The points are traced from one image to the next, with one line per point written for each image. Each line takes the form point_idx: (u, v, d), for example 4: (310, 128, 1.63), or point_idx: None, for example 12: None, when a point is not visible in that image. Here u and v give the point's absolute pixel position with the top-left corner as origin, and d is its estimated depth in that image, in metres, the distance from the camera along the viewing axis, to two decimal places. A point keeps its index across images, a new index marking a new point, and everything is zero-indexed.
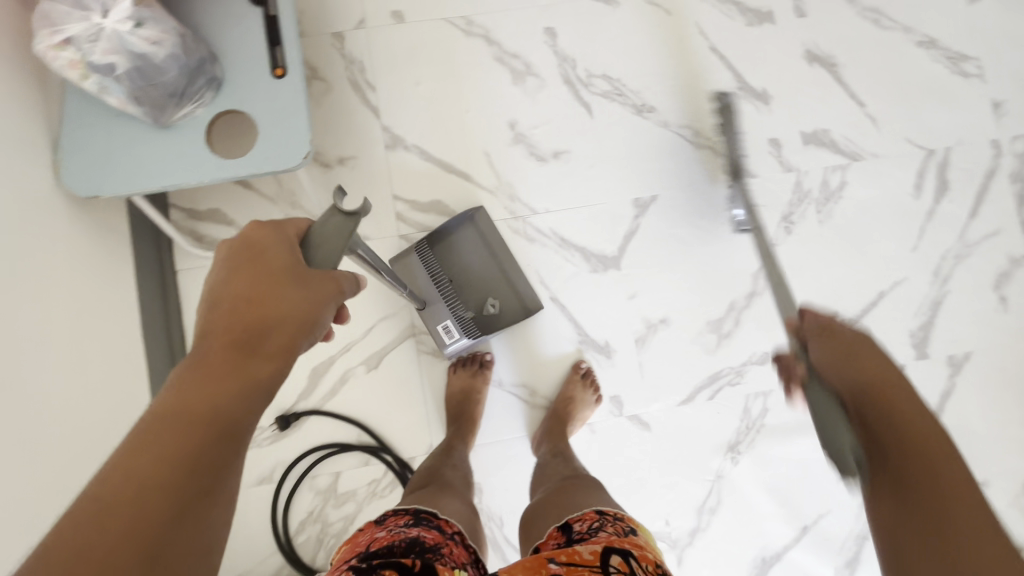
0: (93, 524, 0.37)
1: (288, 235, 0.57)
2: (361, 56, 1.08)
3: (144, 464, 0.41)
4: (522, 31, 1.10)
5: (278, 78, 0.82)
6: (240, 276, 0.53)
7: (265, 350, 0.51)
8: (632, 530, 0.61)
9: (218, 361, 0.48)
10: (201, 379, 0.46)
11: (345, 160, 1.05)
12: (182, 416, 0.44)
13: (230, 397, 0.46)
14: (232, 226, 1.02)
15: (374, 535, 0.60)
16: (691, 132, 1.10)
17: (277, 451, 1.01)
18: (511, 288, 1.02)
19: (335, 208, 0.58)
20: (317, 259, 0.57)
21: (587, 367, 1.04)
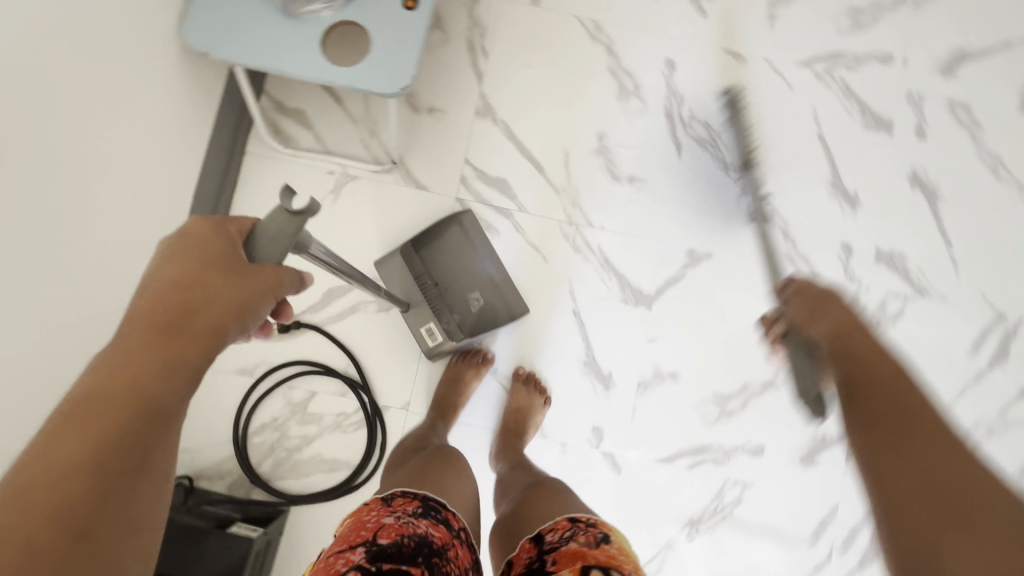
0: (7, 518, 0.33)
1: (230, 235, 0.50)
2: (486, 22, 1.10)
3: (61, 451, 0.35)
4: (644, 53, 1.10)
5: (408, 11, 0.85)
6: (171, 261, 0.46)
7: (196, 329, 0.44)
8: (604, 538, 0.60)
9: (141, 342, 0.41)
10: (119, 362, 0.40)
11: (434, 111, 1.07)
12: (100, 397, 0.38)
13: (155, 375, 0.40)
14: (310, 132, 1.06)
15: (383, 518, 0.58)
16: (768, 208, 1.08)
17: (267, 351, 1.03)
18: (497, 289, 1.00)
19: (279, 207, 0.50)
20: (262, 255, 0.51)
21: (528, 371, 1.03)
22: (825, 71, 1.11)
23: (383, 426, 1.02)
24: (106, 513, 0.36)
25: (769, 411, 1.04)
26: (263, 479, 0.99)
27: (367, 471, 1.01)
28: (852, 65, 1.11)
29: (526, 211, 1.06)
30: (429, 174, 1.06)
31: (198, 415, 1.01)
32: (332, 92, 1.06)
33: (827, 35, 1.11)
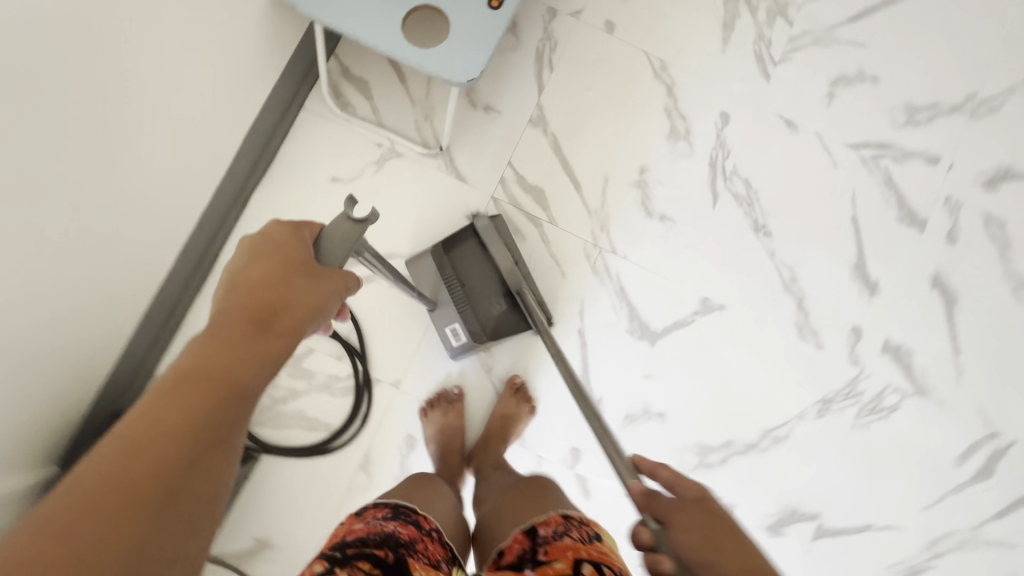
0: (123, 461, 0.38)
1: (303, 238, 0.58)
2: (559, 39, 1.13)
3: (164, 417, 0.41)
4: (702, 102, 1.13)
5: (491, 11, 0.88)
6: (255, 265, 0.54)
7: (278, 326, 0.52)
8: (596, 536, 0.64)
9: (236, 333, 0.49)
10: (216, 349, 0.47)
11: (489, 109, 1.10)
12: (198, 375, 0.45)
13: (245, 362, 0.48)
14: (368, 101, 1.09)
15: (352, 526, 0.63)
16: (788, 276, 1.09)
17: None
18: (520, 297, 0.95)
19: (344, 214, 0.58)
20: (329, 257, 0.58)
21: (520, 382, 1.03)
22: (872, 159, 1.13)
23: (369, 397, 1.03)
24: (196, 473, 0.41)
25: (747, 473, 1.04)
26: None
27: (344, 437, 1.02)
28: (899, 159, 1.13)
29: (556, 225, 1.08)
30: (471, 168, 1.09)
31: None
32: (398, 70, 1.09)
33: (881, 125, 1.13)
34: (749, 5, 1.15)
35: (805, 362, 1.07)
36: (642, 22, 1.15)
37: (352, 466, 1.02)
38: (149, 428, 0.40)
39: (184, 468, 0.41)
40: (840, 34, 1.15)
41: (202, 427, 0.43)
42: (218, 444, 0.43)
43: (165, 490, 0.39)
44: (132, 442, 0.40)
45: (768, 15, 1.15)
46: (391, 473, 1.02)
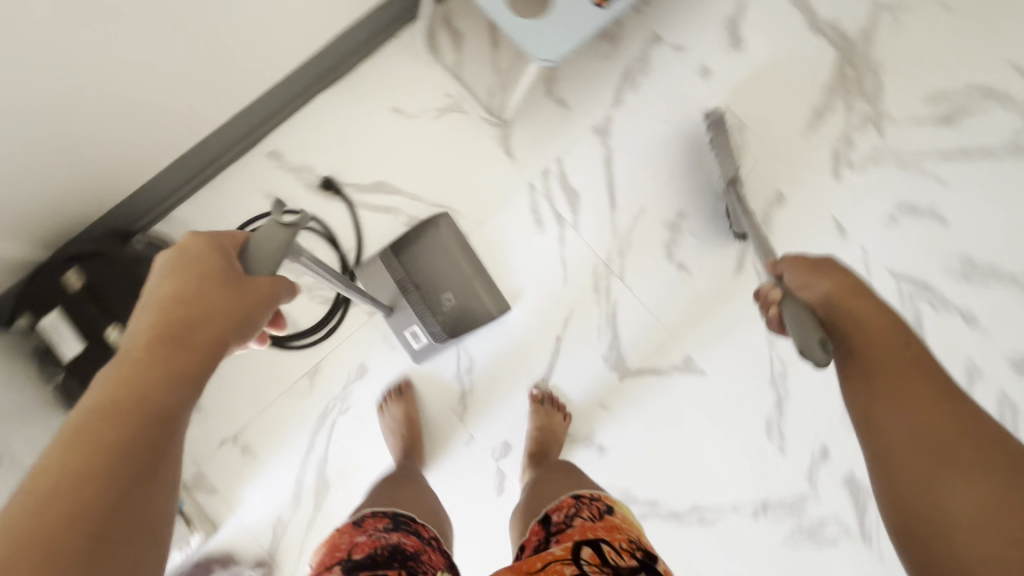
0: (33, 518, 0.39)
1: (225, 247, 0.58)
2: (653, 64, 1.14)
3: (74, 463, 0.42)
4: (764, 175, 1.12)
5: (596, 8, 0.89)
6: (164, 282, 0.53)
7: (195, 344, 0.52)
8: (608, 508, 0.69)
9: (145, 358, 0.48)
10: (123, 380, 0.47)
11: (562, 103, 1.12)
12: (106, 411, 0.45)
13: (156, 388, 0.47)
14: (455, 54, 1.12)
15: (354, 538, 0.64)
16: (780, 371, 1.06)
17: (298, 193, 1.08)
18: (470, 293, 1.03)
19: (272, 218, 0.60)
20: (257, 262, 0.59)
21: (407, 389, 1.03)
22: (909, 295, 1.09)
23: (341, 316, 1.05)
24: (119, 512, 0.42)
25: (658, 537, 1.03)
26: None
27: (303, 343, 1.05)
28: (936, 305, 1.08)
29: (577, 233, 1.09)
30: (523, 148, 1.11)
31: (211, 205, 1.07)
32: (494, 35, 1.12)
33: (931, 266, 1.09)
34: (848, 103, 1.14)
35: (761, 458, 1.04)
36: (738, 80, 1.14)
37: (300, 371, 1.05)
38: (61, 479, 0.41)
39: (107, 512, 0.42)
40: (925, 164, 1.12)
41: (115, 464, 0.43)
42: (139, 475, 0.44)
43: (88, 536, 0.40)
44: (44, 495, 0.40)
45: (862, 119, 1.13)
46: (331, 392, 1.04)
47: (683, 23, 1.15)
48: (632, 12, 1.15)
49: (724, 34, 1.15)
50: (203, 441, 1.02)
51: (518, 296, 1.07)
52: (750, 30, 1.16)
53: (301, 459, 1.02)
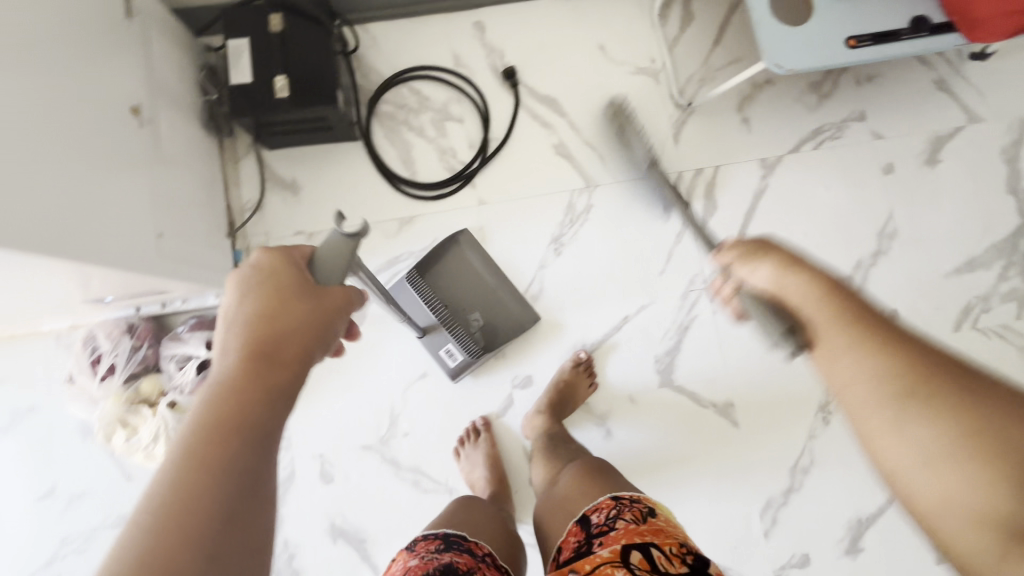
0: (150, 541, 0.40)
1: (294, 259, 0.59)
2: (845, 136, 1.13)
3: (191, 478, 0.43)
4: (890, 287, 1.09)
5: (845, 45, 0.88)
6: (250, 300, 0.55)
7: (283, 358, 0.52)
8: (649, 511, 0.67)
9: (241, 373, 0.49)
10: (222, 395, 0.48)
11: (745, 123, 1.13)
12: (215, 423, 0.46)
13: (258, 399, 0.48)
14: (678, 30, 1.14)
15: (408, 562, 0.65)
16: (805, 464, 1.03)
17: (480, 69, 1.11)
18: (493, 306, 1.03)
19: (335, 228, 0.59)
20: (324, 273, 0.59)
21: (482, 422, 1.01)
22: None
23: (455, 189, 1.08)
24: (226, 532, 0.42)
25: None
26: (373, 110, 1.09)
27: (412, 192, 1.08)
28: None
29: (695, 239, 1.09)
30: (690, 142, 1.12)
31: (403, 37, 1.12)
32: (721, 33, 1.14)
33: None
34: (1004, 270, 1.10)
35: (741, 528, 1.01)
36: (914, 193, 1.12)
37: (395, 213, 1.07)
38: (183, 491, 0.42)
39: (221, 527, 0.42)
40: None
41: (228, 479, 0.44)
42: (247, 488, 0.45)
43: (197, 556, 0.40)
44: (170, 505, 0.41)
45: (1011, 291, 1.09)
46: (409, 245, 1.07)
47: (894, 115, 1.14)
48: (853, 81, 1.15)
49: (925, 146, 1.14)
50: (284, 221, 1.05)
51: (611, 263, 1.08)
52: (951, 156, 1.14)
53: None
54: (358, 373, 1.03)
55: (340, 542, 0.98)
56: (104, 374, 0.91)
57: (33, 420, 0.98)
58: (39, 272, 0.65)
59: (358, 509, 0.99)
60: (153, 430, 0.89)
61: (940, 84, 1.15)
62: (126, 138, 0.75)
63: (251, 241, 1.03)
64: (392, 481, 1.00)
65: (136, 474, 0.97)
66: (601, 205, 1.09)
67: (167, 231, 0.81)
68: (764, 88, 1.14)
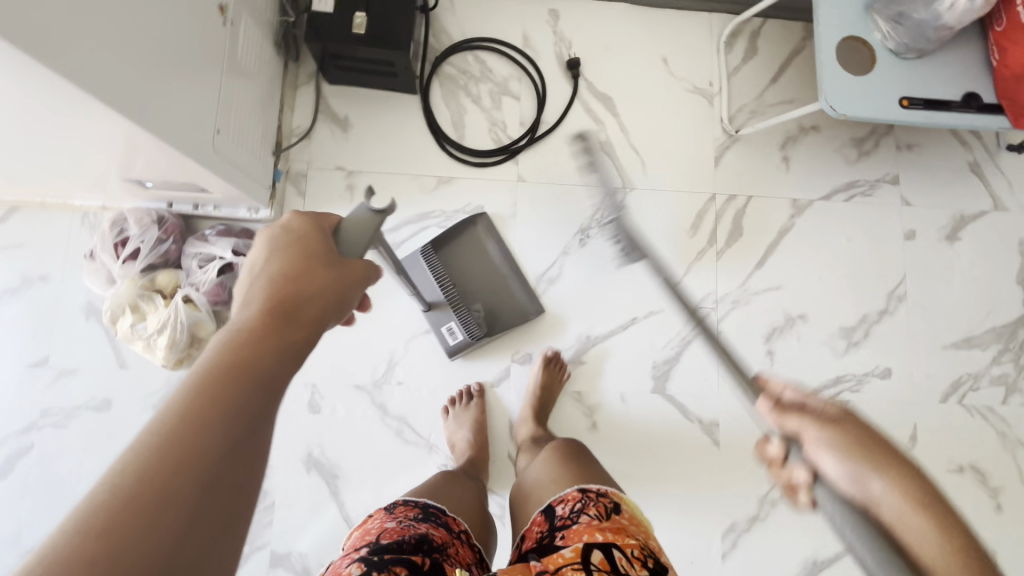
0: (133, 485, 0.35)
1: (323, 226, 0.56)
2: (876, 195, 1.17)
3: (186, 424, 0.39)
4: (888, 346, 1.12)
5: (898, 103, 0.92)
6: (277, 257, 0.52)
7: (300, 321, 0.49)
8: (614, 507, 0.66)
9: (257, 329, 0.46)
10: (232, 345, 0.44)
11: (785, 162, 1.16)
12: (222, 370, 0.42)
13: (271, 356, 0.45)
14: (740, 61, 1.18)
15: (384, 523, 0.64)
16: (775, 496, 1.05)
17: (546, 53, 1.15)
18: (499, 296, 1.05)
19: (365, 202, 0.58)
20: (348, 243, 0.57)
21: (476, 386, 1.03)
22: None
23: (498, 161, 1.10)
24: (213, 491, 0.38)
25: None
26: (437, 69, 1.12)
27: (456, 154, 1.10)
28: None
29: (714, 260, 1.12)
30: (729, 168, 1.15)
31: (479, 7, 1.15)
32: (780, 73, 1.18)
33: None
34: (999, 355, 1.13)
35: (701, 544, 1.03)
36: (929, 263, 1.16)
37: (436, 171, 1.09)
38: (174, 436, 0.38)
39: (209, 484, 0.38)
40: (1018, 452, 1.11)
41: (224, 433, 0.39)
42: (242, 448, 0.40)
43: (176, 513, 0.36)
44: (160, 446, 0.37)
45: (1001, 375, 1.13)
46: (442, 204, 1.09)
47: (925, 186, 1.18)
48: (894, 146, 1.19)
49: (948, 221, 1.17)
50: (328, 154, 1.08)
51: (630, 265, 1.10)
52: (971, 236, 1.18)
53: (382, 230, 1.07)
54: (367, 315, 1.05)
55: (313, 473, 0.99)
56: (126, 257, 0.93)
57: (44, 289, 0.99)
58: (104, 133, 0.67)
59: (337, 444, 1.00)
60: (160, 321, 0.90)
61: (974, 168, 1.19)
62: (210, 30, 0.77)
63: (292, 165, 1.07)
64: (377, 426, 1.01)
65: (131, 363, 0.98)
66: (633, 208, 1.12)
67: (224, 130, 0.83)
68: (809, 133, 1.18)
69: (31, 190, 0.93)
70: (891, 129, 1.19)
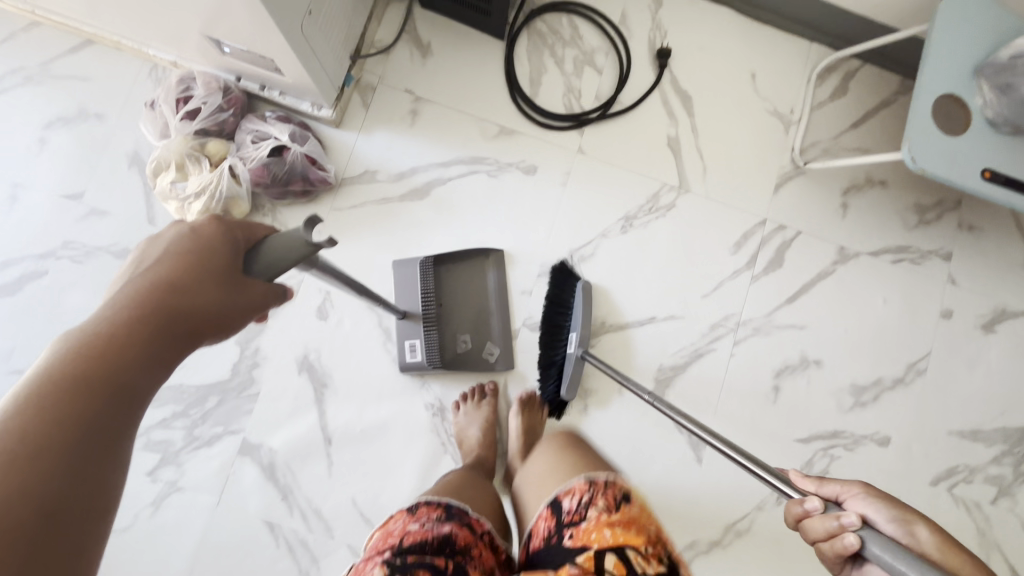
0: None
1: (236, 240, 0.46)
2: (924, 266, 1.15)
3: (6, 461, 0.33)
4: (894, 415, 1.10)
5: (980, 173, 0.90)
6: (159, 262, 0.43)
7: (174, 335, 0.42)
8: (622, 500, 0.65)
9: (114, 343, 0.39)
10: (76, 360, 0.38)
11: (844, 208, 1.14)
12: (60, 392, 0.36)
13: (124, 374, 0.39)
14: (828, 96, 1.16)
15: (407, 525, 0.63)
16: (741, 527, 1.04)
17: (639, 37, 1.13)
18: (478, 335, 1.01)
19: (300, 229, 0.45)
20: (257, 270, 0.46)
21: (489, 386, 1.00)
22: None
23: (564, 127, 1.09)
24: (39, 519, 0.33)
25: None
26: (529, 22, 1.11)
27: (525, 109, 1.09)
28: None
29: (746, 283, 1.10)
30: (787, 199, 1.13)
31: None
32: (865, 119, 1.15)
33: None
34: (1000, 455, 1.11)
35: None
36: (957, 347, 1.14)
37: (501, 120, 1.08)
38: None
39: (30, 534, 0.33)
40: (992, 556, 1.07)
41: (47, 478, 0.34)
42: (71, 486, 0.35)
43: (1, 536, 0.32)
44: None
45: (996, 476, 1.10)
46: (497, 154, 1.08)
47: (974, 271, 1.15)
48: (955, 223, 1.16)
49: (988, 311, 1.15)
50: (400, 75, 1.07)
51: (663, 265, 1.09)
52: (1006, 332, 1.15)
53: (434, 161, 1.06)
54: (394, 241, 1.03)
55: (304, 375, 0.99)
56: (184, 113, 0.93)
57: (96, 126, 1.00)
58: None
59: (334, 356, 1.00)
60: (200, 184, 0.91)
61: None
62: None
63: (364, 75, 1.06)
64: (376, 348, 1.01)
65: (159, 221, 0.98)
66: (682, 211, 1.10)
67: (314, 15, 0.83)
68: (875, 187, 1.16)
69: (110, 28, 0.93)
70: (957, 206, 1.16)
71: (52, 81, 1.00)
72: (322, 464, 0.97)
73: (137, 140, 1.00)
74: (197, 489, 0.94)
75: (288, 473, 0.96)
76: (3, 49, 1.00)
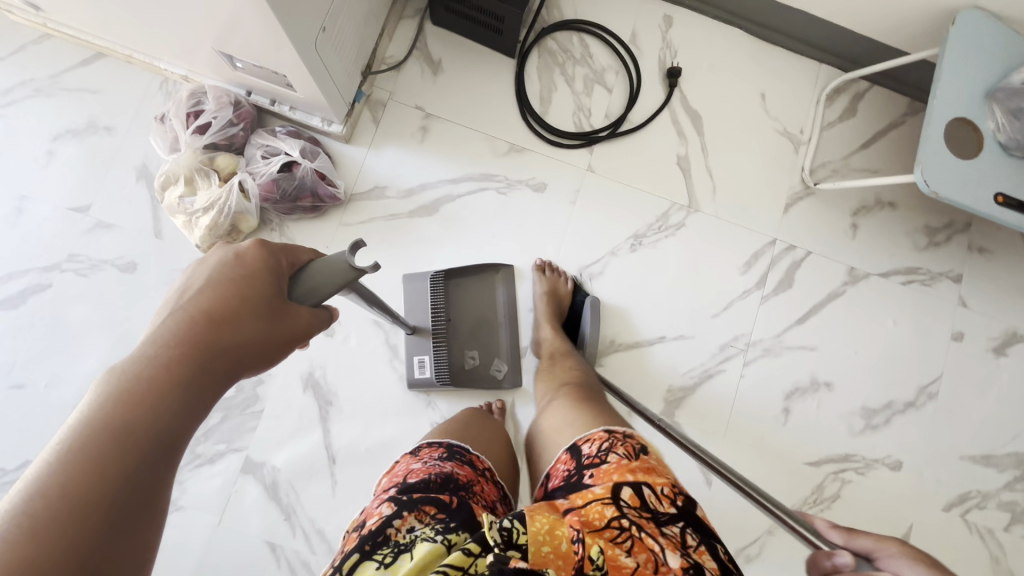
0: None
1: (275, 264, 0.47)
2: (934, 288, 1.14)
3: (56, 510, 0.31)
4: (905, 439, 1.09)
5: (993, 197, 0.89)
6: (204, 290, 0.42)
7: (220, 370, 0.41)
8: (643, 450, 0.55)
9: (160, 381, 0.37)
10: (120, 401, 0.36)
11: (854, 228, 1.14)
12: (105, 435, 0.34)
13: (172, 419, 0.37)
14: (837, 117, 1.16)
15: (411, 464, 0.61)
16: (751, 552, 1.02)
17: (649, 56, 1.14)
18: (487, 352, 1.00)
19: (346, 256, 0.49)
20: (301, 293, 0.48)
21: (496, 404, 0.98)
22: None
23: (574, 145, 1.09)
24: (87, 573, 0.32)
25: None
26: (540, 41, 1.11)
27: (536, 126, 1.09)
28: None
29: (756, 303, 1.10)
30: (797, 218, 1.13)
31: None
32: (874, 140, 1.16)
33: None
34: (1013, 481, 1.09)
35: None
36: (969, 370, 1.12)
37: (511, 137, 1.08)
38: (48, 521, 0.31)
39: None
40: None
41: (97, 524, 0.32)
42: (116, 541, 0.33)
43: None
44: (31, 529, 0.30)
45: (1010, 502, 1.08)
46: (508, 172, 1.07)
47: (985, 293, 1.15)
48: (965, 245, 1.16)
49: (999, 334, 1.14)
50: (411, 92, 1.07)
51: (672, 284, 1.08)
52: (1017, 355, 1.14)
53: (443, 178, 1.06)
54: (402, 256, 1.03)
55: (309, 393, 0.98)
56: (195, 128, 0.93)
57: (106, 139, 1.00)
58: None
59: (340, 374, 0.99)
60: (209, 199, 0.90)
61: None
62: None
63: (375, 91, 1.06)
64: (383, 366, 1.00)
65: (167, 235, 0.98)
66: (691, 229, 1.10)
67: (327, 32, 0.83)
68: (884, 208, 1.15)
69: (123, 42, 0.93)
70: (967, 228, 1.16)
71: (62, 94, 1.00)
72: (326, 484, 0.95)
73: (147, 153, 1.00)
74: (198, 508, 0.92)
75: (292, 493, 0.94)
76: (14, 61, 1.00)
